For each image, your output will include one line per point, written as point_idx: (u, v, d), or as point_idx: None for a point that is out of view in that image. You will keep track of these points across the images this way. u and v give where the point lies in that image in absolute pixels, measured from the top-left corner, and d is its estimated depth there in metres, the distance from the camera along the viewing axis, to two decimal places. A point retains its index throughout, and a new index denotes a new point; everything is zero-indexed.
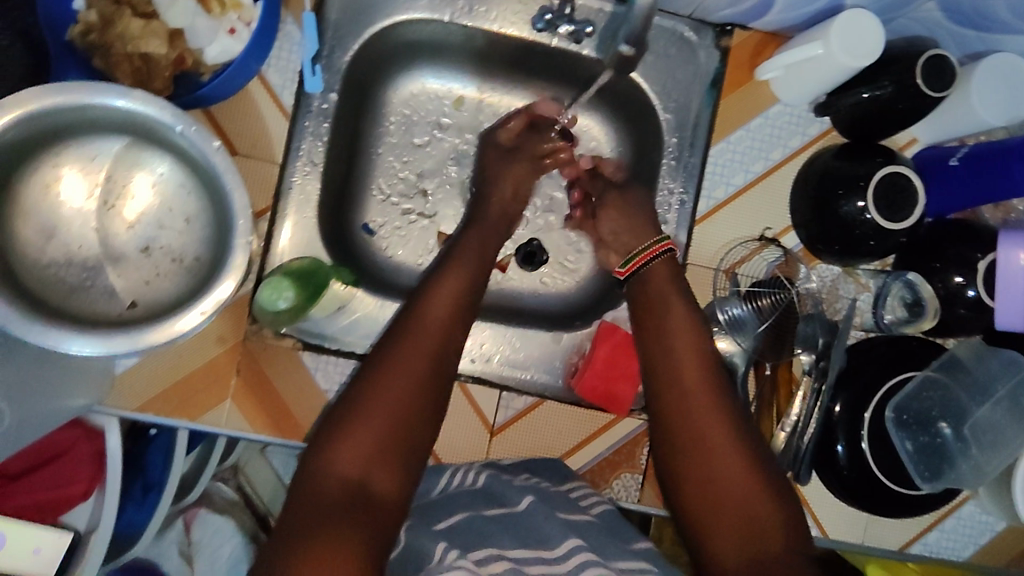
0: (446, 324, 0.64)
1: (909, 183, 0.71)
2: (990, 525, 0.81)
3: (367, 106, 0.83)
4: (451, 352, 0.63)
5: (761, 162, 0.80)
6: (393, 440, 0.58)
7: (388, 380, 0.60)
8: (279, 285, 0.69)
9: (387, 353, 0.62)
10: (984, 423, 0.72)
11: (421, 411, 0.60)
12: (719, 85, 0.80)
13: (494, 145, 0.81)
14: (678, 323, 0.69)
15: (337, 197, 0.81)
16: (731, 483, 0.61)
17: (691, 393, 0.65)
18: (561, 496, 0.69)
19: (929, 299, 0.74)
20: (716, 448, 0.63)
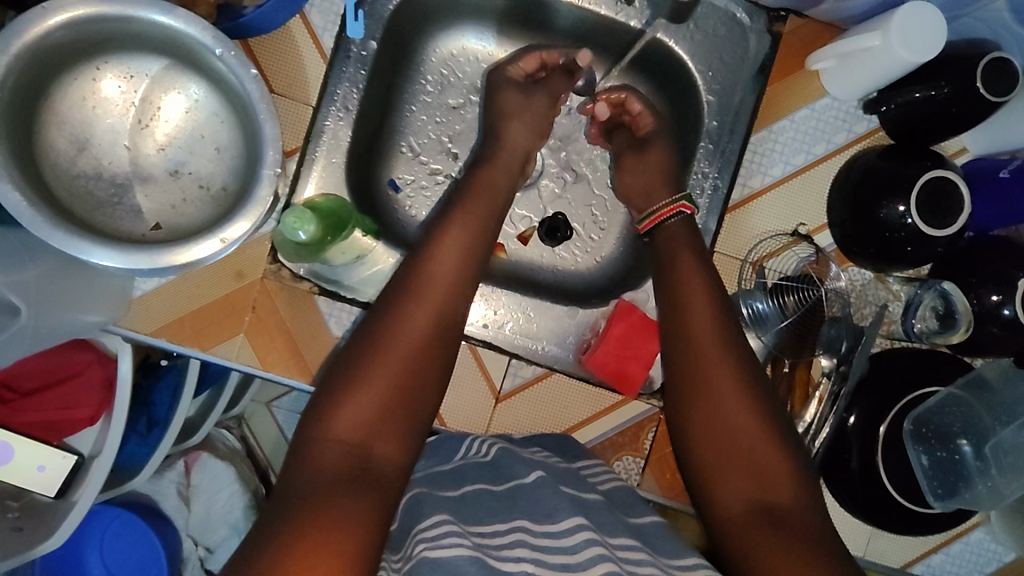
0: (457, 276, 0.64)
1: (955, 190, 0.68)
2: (997, 555, 0.78)
3: (406, 61, 0.82)
4: (461, 306, 0.63)
5: (802, 155, 0.78)
6: (399, 386, 0.57)
7: (397, 328, 0.59)
8: (303, 216, 0.62)
9: (401, 300, 0.61)
10: (1009, 444, 0.69)
11: (429, 361, 0.59)
12: (767, 72, 0.77)
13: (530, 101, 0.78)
14: (702, 297, 0.66)
15: (367, 148, 0.80)
16: (752, 470, 0.59)
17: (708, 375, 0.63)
18: (571, 472, 0.67)
19: (963, 311, 0.70)
20: (734, 433, 0.61)
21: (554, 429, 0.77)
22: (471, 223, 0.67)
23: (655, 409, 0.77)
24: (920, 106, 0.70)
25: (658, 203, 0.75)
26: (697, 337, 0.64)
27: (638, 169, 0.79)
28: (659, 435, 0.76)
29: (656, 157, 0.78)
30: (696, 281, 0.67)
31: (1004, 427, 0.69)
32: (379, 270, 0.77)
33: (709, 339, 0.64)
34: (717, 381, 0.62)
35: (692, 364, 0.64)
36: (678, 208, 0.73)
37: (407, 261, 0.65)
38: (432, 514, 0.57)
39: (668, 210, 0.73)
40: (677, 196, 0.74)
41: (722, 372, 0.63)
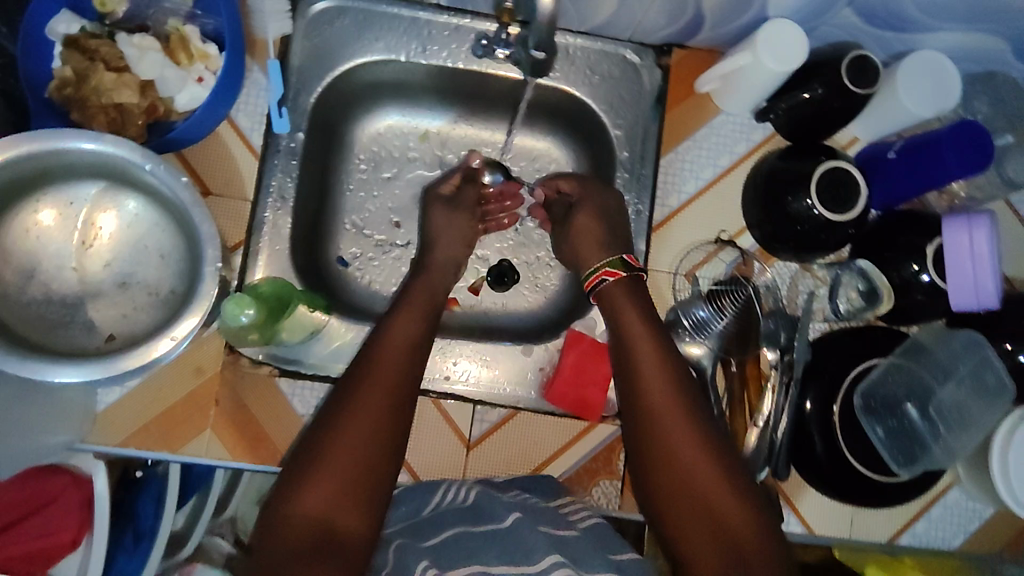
0: (401, 358, 0.66)
1: (851, 177, 0.74)
2: (978, 513, 0.81)
3: (337, 144, 0.88)
4: (408, 384, 0.65)
5: (709, 169, 0.84)
6: (362, 462, 0.59)
7: (350, 408, 0.62)
8: (243, 301, 0.65)
9: (346, 394, 0.63)
10: (950, 403, 0.72)
11: (387, 433, 0.62)
12: (663, 100, 0.84)
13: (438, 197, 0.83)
14: (648, 337, 0.68)
15: (309, 230, 0.84)
16: (705, 492, 0.61)
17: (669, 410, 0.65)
18: (544, 506, 0.68)
19: (883, 287, 0.77)
20: (684, 457, 0.62)
21: (530, 465, 0.79)
22: (412, 316, 0.71)
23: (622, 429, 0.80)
24: (805, 106, 0.77)
25: (590, 264, 0.75)
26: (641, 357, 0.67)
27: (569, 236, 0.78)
28: None
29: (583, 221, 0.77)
30: (638, 309, 0.70)
31: (939, 384, 0.73)
32: (336, 345, 0.78)
33: (656, 375, 0.66)
34: (674, 414, 0.64)
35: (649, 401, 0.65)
36: (601, 275, 0.73)
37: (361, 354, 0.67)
38: (414, 566, 0.59)
39: (594, 277, 0.74)
40: (610, 259, 0.74)
41: (675, 405, 0.65)
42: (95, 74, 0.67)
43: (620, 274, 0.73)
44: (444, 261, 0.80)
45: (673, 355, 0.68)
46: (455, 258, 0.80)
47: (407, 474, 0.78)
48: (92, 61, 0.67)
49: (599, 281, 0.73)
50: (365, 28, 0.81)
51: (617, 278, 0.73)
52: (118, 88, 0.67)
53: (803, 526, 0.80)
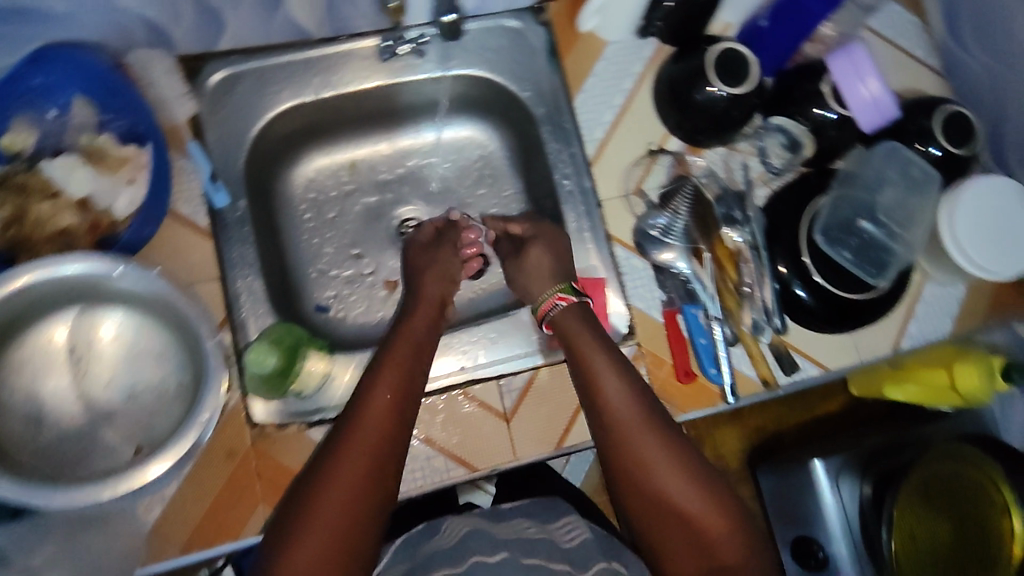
0: (385, 423, 0.65)
1: (738, 54, 0.82)
2: (954, 295, 0.90)
3: (275, 202, 0.91)
4: (392, 451, 0.64)
5: (619, 95, 0.89)
6: (337, 529, 0.59)
7: (333, 470, 0.61)
8: (262, 351, 0.76)
9: (322, 465, 0.62)
10: (890, 204, 0.82)
11: (364, 509, 0.61)
12: (557, 52, 0.89)
13: (416, 244, 0.87)
14: (593, 365, 0.71)
15: (281, 290, 0.86)
16: (691, 516, 0.65)
17: (631, 437, 0.67)
18: (543, 543, 0.69)
19: (802, 134, 0.86)
20: (672, 493, 0.65)
21: (569, 414, 0.81)
22: (401, 364, 0.69)
23: (635, 347, 0.83)
24: (677, 10, 0.85)
25: (543, 293, 0.80)
26: (610, 398, 0.69)
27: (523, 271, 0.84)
28: (651, 366, 0.82)
29: (538, 260, 0.82)
30: (582, 332, 0.74)
31: (874, 195, 0.83)
32: (345, 389, 0.80)
33: (611, 402, 0.69)
34: (638, 442, 0.67)
35: (613, 427, 0.68)
36: (554, 302, 0.78)
37: (344, 413, 0.66)
38: None
39: (547, 304, 0.78)
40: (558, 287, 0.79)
41: (638, 430, 0.67)
42: (30, 207, 0.71)
43: (570, 298, 0.77)
44: (437, 289, 0.81)
45: (620, 380, 0.70)
46: (435, 299, 0.80)
47: (463, 468, 0.79)
48: (24, 196, 0.72)
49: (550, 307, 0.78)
50: (265, 84, 0.84)
51: (569, 302, 0.77)
52: (59, 213, 0.72)
53: (820, 369, 0.86)
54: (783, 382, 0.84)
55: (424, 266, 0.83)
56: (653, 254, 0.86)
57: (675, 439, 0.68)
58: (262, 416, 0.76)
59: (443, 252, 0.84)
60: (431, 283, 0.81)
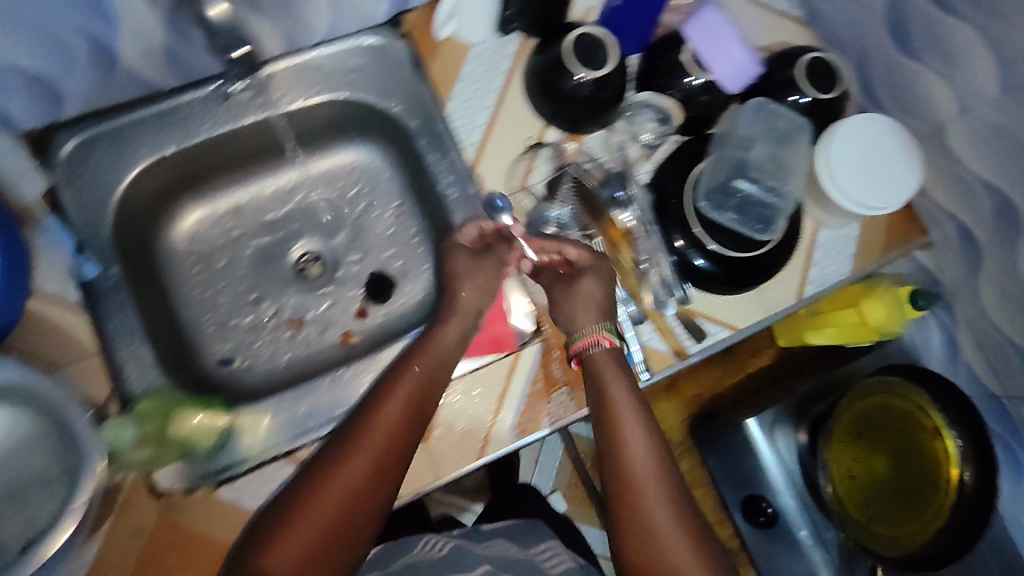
0: (401, 421, 0.71)
1: (596, 37, 0.82)
2: (849, 234, 0.90)
3: (156, 262, 0.88)
4: (404, 451, 0.70)
5: (489, 95, 0.88)
6: (332, 512, 0.66)
7: (344, 457, 0.69)
8: (121, 424, 0.70)
9: (336, 453, 0.69)
10: (761, 157, 0.86)
11: (363, 500, 0.67)
12: (420, 60, 0.87)
13: (459, 249, 0.83)
14: (600, 365, 0.77)
15: (173, 350, 0.83)
16: (655, 524, 0.68)
17: (624, 429, 0.74)
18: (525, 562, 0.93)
19: (670, 105, 0.86)
20: (644, 493, 0.70)
21: (486, 422, 0.79)
22: (428, 360, 0.76)
23: (544, 343, 0.82)
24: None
25: (585, 326, 0.78)
26: (612, 397, 0.75)
27: (570, 302, 0.80)
28: (562, 359, 0.82)
29: (590, 290, 0.80)
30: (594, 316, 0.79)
31: (746, 151, 0.86)
32: (262, 434, 0.77)
33: (614, 398, 0.75)
34: (625, 443, 0.73)
35: (609, 418, 0.74)
36: (599, 339, 0.77)
37: (362, 407, 0.73)
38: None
39: (590, 337, 0.77)
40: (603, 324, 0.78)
41: (628, 429, 0.74)
42: None
43: (615, 339, 0.78)
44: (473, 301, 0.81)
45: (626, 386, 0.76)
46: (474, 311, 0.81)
47: None
48: None
49: (592, 341, 0.77)
50: (121, 143, 0.81)
51: (613, 343, 0.78)
52: None
53: (731, 329, 0.86)
54: (694, 351, 0.84)
55: (467, 273, 0.82)
56: None
57: (663, 448, 0.74)
58: (166, 484, 0.72)
59: (492, 270, 0.82)
60: (470, 297, 0.81)
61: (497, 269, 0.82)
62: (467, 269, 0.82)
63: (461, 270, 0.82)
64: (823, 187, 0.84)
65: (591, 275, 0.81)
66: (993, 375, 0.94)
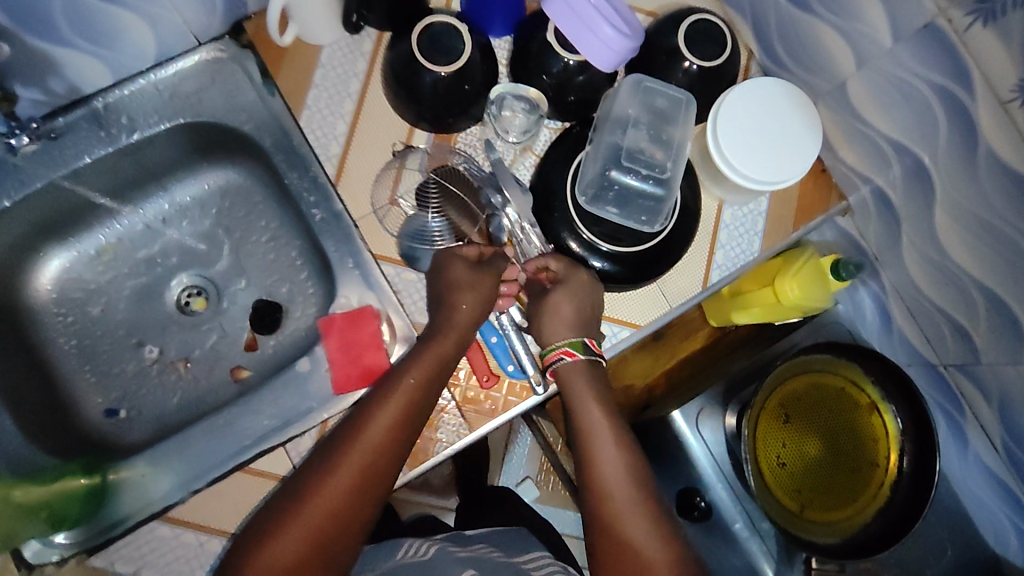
0: (391, 432, 0.66)
1: (445, 26, 0.74)
2: (757, 211, 0.82)
3: (20, 318, 0.83)
4: (392, 464, 0.66)
5: (348, 101, 0.82)
6: (317, 529, 0.61)
7: (331, 472, 0.64)
8: None
9: (322, 465, 0.64)
10: (636, 145, 0.78)
11: (350, 515, 0.63)
12: (268, 73, 0.81)
13: (459, 258, 0.76)
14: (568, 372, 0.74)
15: (42, 412, 0.79)
16: (630, 524, 0.64)
17: (594, 427, 0.71)
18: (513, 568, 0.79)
19: (534, 95, 0.79)
20: (616, 492, 0.66)
21: None
22: (425, 362, 0.70)
23: None
24: None
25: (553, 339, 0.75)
26: (580, 398, 0.73)
27: (550, 321, 0.75)
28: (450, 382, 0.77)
29: (564, 309, 0.74)
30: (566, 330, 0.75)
31: (622, 137, 0.78)
32: (145, 487, 0.73)
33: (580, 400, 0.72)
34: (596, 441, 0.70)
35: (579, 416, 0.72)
36: (558, 355, 0.74)
37: (348, 417, 0.68)
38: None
39: (552, 355, 0.74)
40: (570, 339, 0.74)
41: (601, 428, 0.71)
42: None
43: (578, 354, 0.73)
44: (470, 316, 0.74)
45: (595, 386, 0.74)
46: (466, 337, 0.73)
47: None
48: None
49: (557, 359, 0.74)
50: None
51: (576, 358, 0.74)
52: None
53: (633, 327, 0.80)
54: None
55: (465, 282, 0.74)
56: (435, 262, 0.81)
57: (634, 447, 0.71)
58: (39, 556, 0.70)
59: (490, 284, 0.75)
60: (466, 311, 0.74)
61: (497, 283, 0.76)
62: (468, 282, 0.74)
63: (461, 282, 0.74)
64: (710, 152, 0.78)
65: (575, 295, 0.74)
66: (927, 344, 0.87)
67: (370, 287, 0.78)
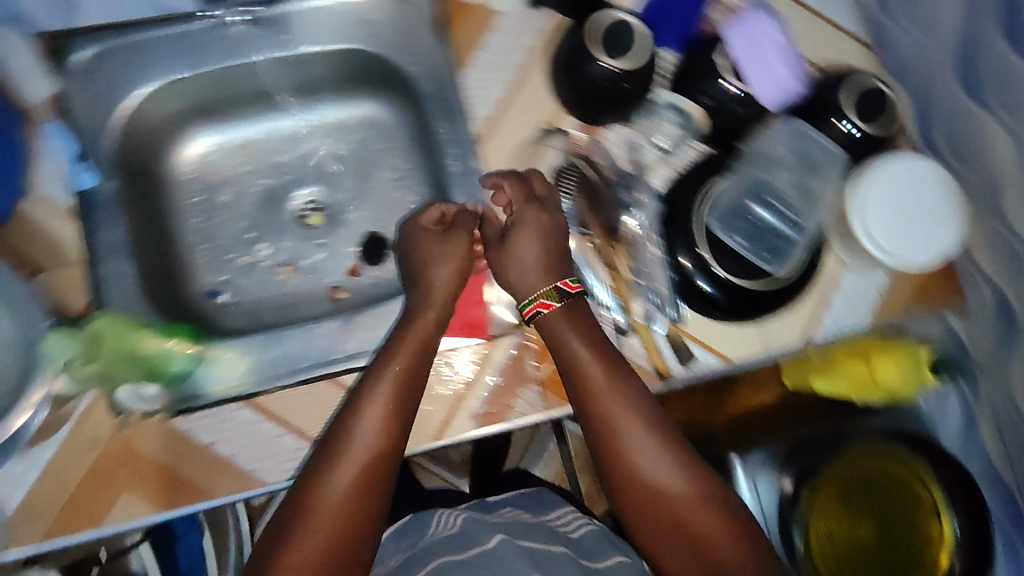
0: (384, 429, 0.70)
1: (625, 25, 0.77)
2: (873, 284, 0.82)
3: (161, 186, 0.89)
4: (392, 452, 0.70)
5: (508, 67, 0.83)
6: (347, 513, 0.66)
7: (336, 468, 0.67)
8: (60, 341, 0.73)
9: (324, 462, 0.68)
10: (782, 186, 0.81)
11: (372, 495, 0.68)
12: (443, 22, 0.84)
13: (421, 228, 0.81)
14: (581, 366, 0.73)
15: (158, 274, 0.84)
16: (679, 503, 0.70)
17: (620, 421, 0.72)
18: (548, 529, 0.84)
19: (694, 111, 0.81)
20: (661, 476, 0.71)
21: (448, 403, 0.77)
22: (410, 352, 0.73)
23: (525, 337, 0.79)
24: None
25: (525, 288, 0.77)
26: (602, 395, 0.72)
27: (514, 267, 0.78)
28: (540, 358, 0.78)
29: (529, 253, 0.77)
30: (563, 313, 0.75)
31: (768, 174, 0.81)
32: (231, 370, 0.77)
33: (605, 397, 0.72)
34: (628, 433, 0.72)
35: (603, 415, 0.72)
36: (535, 309, 0.75)
37: (337, 419, 0.71)
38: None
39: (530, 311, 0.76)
40: (543, 289, 0.76)
41: (632, 414, 0.72)
42: None
43: (553, 303, 0.75)
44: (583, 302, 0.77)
45: (614, 380, 0.73)
46: (443, 303, 0.76)
47: None
48: None
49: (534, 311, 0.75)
50: (136, 59, 0.81)
51: (552, 307, 0.75)
52: None
53: (721, 359, 0.79)
54: (678, 373, 0.77)
55: (427, 255, 0.79)
56: None
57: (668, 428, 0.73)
58: (126, 402, 0.73)
59: (461, 250, 0.79)
60: (438, 277, 0.77)
61: (466, 244, 0.79)
62: (436, 252, 0.79)
63: (437, 255, 0.79)
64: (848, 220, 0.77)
65: (531, 237, 0.78)
66: (1007, 464, 0.84)
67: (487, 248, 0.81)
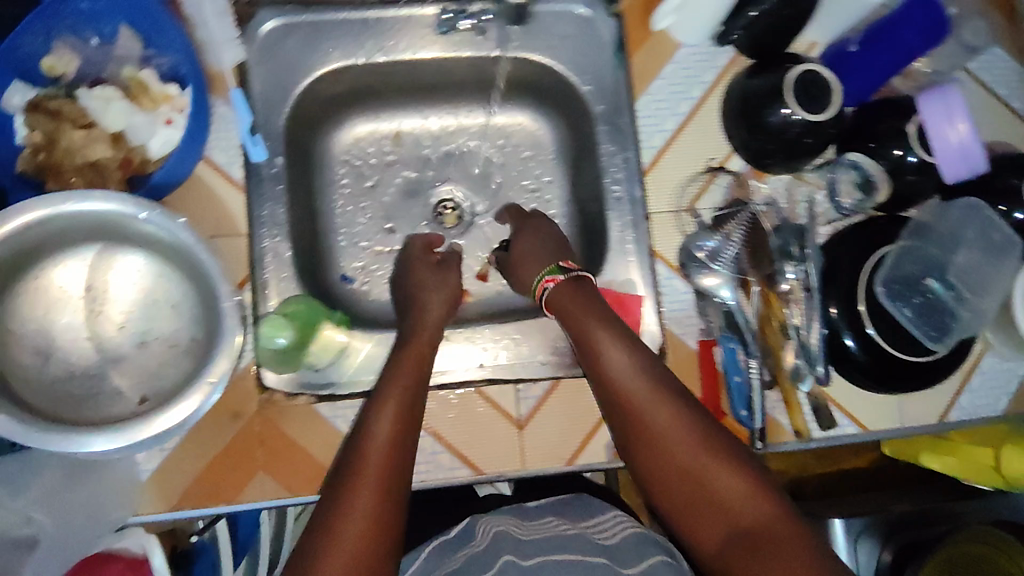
0: (397, 434, 0.62)
1: (819, 76, 0.74)
2: (1014, 371, 0.82)
3: (314, 165, 0.88)
4: (406, 451, 0.62)
5: (685, 102, 0.84)
6: (366, 523, 0.55)
7: (350, 482, 0.58)
8: (279, 324, 0.74)
9: (340, 480, 0.59)
10: (962, 266, 0.78)
11: (381, 493, 0.58)
12: (626, 48, 0.83)
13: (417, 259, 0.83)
14: (599, 358, 0.66)
15: (305, 254, 0.84)
16: (717, 482, 0.59)
17: (639, 405, 0.63)
18: (579, 536, 0.66)
19: (875, 173, 0.79)
20: (696, 460, 0.60)
21: (586, 428, 0.77)
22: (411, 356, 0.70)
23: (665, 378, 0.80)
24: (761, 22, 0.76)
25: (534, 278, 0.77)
26: (621, 384, 0.64)
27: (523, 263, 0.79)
28: None
29: (529, 247, 0.79)
30: (587, 309, 0.70)
31: (948, 253, 0.79)
32: (368, 365, 0.78)
33: (627, 394, 0.64)
34: (651, 417, 0.62)
35: (630, 417, 0.64)
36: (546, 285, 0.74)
37: (354, 435, 0.64)
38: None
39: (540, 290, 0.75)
40: (548, 269, 0.76)
41: (657, 396, 0.63)
42: (64, 135, 0.71)
43: (558, 276, 0.73)
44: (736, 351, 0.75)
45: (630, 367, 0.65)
46: (440, 303, 0.77)
47: (469, 468, 0.76)
48: (58, 123, 0.71)
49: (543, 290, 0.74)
50: (319, 40, 0.81)
51: (559, 281, 0.73)
52: (91, 145, 0.72)
53: (856, 425, 0.80)
54: (817, 437, 0.79)
55: (415, 280, 0.81)
56: (699, 280, 0.81)
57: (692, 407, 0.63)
58: (274, 382, 0.75)
59: (450, 278, 0.80)
60: (428, 292, 0.78)
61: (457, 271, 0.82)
62: (420, 278, 0.80)
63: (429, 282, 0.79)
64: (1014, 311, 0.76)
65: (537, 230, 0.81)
66: None
67: (641, 278, 0.81)
